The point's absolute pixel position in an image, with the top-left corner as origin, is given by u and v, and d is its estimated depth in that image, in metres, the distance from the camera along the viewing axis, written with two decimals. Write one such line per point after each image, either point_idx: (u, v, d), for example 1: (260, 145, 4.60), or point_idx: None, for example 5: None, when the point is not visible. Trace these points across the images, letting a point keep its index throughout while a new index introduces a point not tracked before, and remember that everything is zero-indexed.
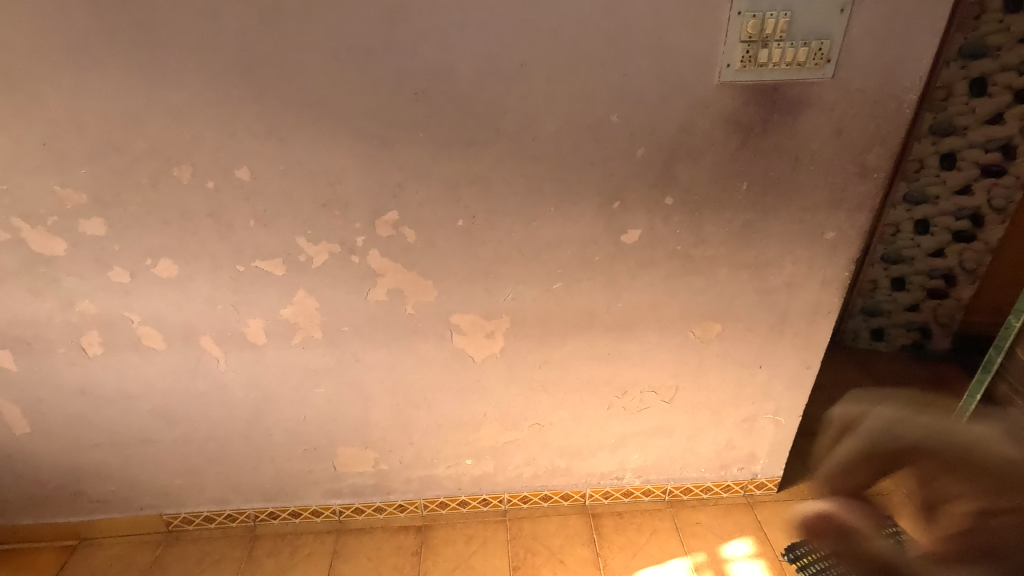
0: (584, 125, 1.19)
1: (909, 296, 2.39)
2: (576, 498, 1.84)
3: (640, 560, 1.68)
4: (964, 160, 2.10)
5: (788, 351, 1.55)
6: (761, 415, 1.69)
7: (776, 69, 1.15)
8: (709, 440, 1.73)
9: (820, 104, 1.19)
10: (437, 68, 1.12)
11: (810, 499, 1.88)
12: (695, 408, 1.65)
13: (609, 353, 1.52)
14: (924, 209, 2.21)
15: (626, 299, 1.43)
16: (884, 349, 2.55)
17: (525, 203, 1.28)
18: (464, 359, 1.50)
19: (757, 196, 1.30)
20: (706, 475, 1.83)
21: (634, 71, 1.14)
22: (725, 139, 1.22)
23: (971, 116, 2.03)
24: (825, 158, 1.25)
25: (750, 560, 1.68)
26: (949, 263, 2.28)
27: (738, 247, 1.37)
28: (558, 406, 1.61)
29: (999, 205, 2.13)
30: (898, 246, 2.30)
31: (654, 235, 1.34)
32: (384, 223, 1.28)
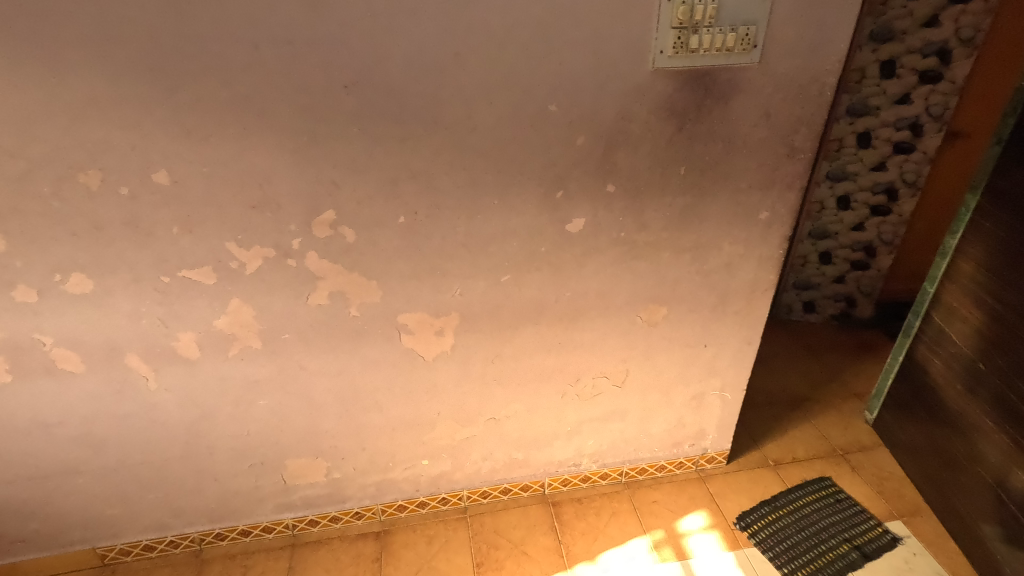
0: (523, 115, 1.18)
1: (835, 268, 2.54)
2: (535, 488, 1.84)
3: (601, 544, 1.71)
4: (878, 138, 2.23)
5: (730, 328, 1.61)
6: (708, 392, 1.74)
7: (706, 54, 1.17)
8: (660, 421, 1.78)
9: (749, 88, 1.23)
10: (369, 59, 1.08)
11: (756, 468, 1.96)
12: (646, 390, 1.69)
13: (560, 343, 1.53)
14: (846, 185, 2.34)
15: (574, 288, 1.44)
16: (816, 320, 2.70)
17: (468, 197, 1.25)
18: (414, 358, 1.47)
19: (694, 180, 1.32)
20: (659, 454, 1.87)
21: (570, 59, 1.13)
22: (662, 125, 1.24)
23: (883, 97, 2.16)
24: (756, 141, 1.29)
25: (706, 533, 1.74)
26: (870, 236, 2.43)
27: (679, 230, 1.40)
28: (513, 398, 1.61)
29: (910, 179, 2.29)
30: (823, 222, 2.43)
31: (598, 222, 1.34)
32: (321, 223, 1.23)
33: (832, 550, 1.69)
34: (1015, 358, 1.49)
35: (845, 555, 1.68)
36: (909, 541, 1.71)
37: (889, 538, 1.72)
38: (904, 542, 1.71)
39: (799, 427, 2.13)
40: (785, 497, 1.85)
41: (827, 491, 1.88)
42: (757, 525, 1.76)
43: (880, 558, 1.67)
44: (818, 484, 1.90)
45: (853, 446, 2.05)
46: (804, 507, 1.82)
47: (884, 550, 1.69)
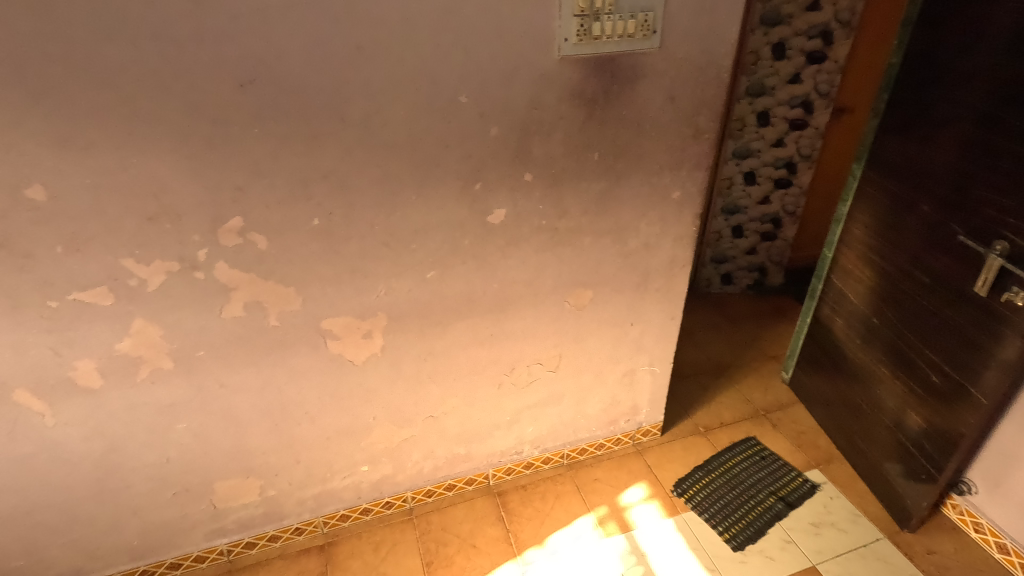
0: (434, 107, 1.16)
1: (747, 240, 2.69)
2: (480, 480, 1.85)
3: (549, 527, 1.74)
4: (776, 116, 2.38)
5: (654, 305, 1.67)
6: (639, 368, 1.81)
7: (610, 41, 1.19)
8: (596, 400, 1.83)
9: (652, 73, 1.27)
10: (265, 55, 1.02)
11: (689, 436, 2.06)
12: (579, 372, 1.73)
13: (491, 334, 1.53)
14: (750, 162, 2.48)
15: (501, 278, 1.44)
16: (734, 291, 2.86)
17: (384, 194, 1.22)
18: (343, 364, 1.42)
19: (608, 165, 1.36)
20: (598, 433, 1.93)
21: (476, 49, 1.12)
22: (573, 112, 1.26)
23: (777, 77, 2.30)
24: (663, 123, 1.34)
25: (646, 503, 1.81)
26: (775, 208, 2.60)
27: (598, 215, 1.43)
28: (449, 394, 1.60)
29: (806, 153, 2.47)
30: (733, 198, 2.56)
31: (518, 212, 1.35)
32: (229, 231, 1.16)
33: (760, 504, 1.81)
34: (902, 310, 1.65)
35: (772, 507, 1.80)
36: (826, 487, 1.86)
37: (809, 486, 1.86)
38: (821, 488, 1.86)
39: (725, 393, 2.26)
40: (716, 460, 1.96)
41: (753, 449, 2.01)
42: (693, 490, 1.85)
43: (802, 506, 1.80)
44: (745, 444, 2.02)
45: (773, 405, 2.20)
46: (733, 468, 1.93)
47: (805, 498, 1.83)
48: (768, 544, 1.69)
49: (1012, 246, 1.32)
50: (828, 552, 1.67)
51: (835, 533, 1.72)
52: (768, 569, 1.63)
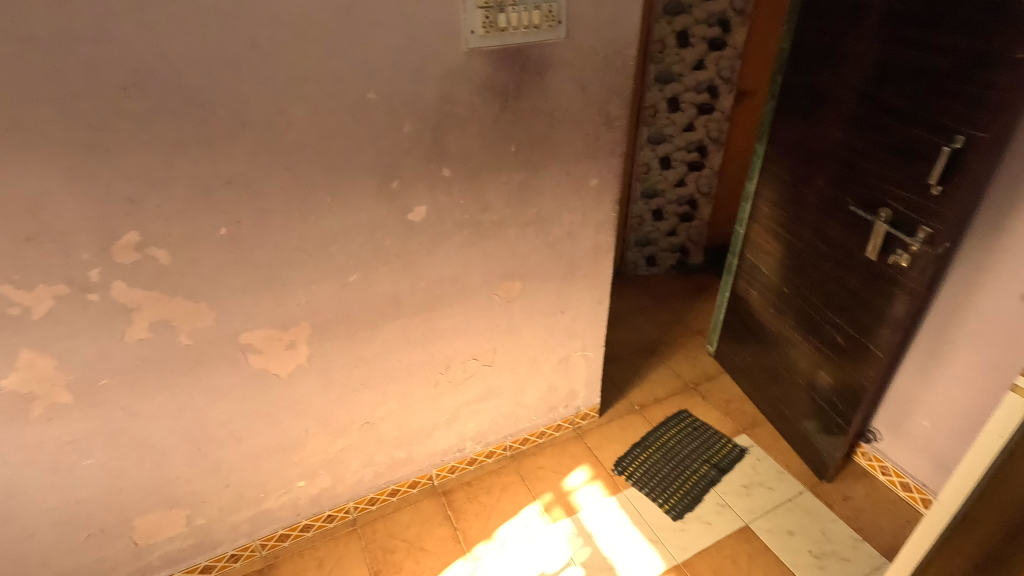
0: (341, 105, 1.12)
1: (667, 222, 2.81)
2: (424, 482, 1.82)
3: (496, 520, 1.75)
4: (685, 102, 2.49)
5: (582, 292, 1.70)
6: (573, 354, 1.84)
7: (516, 32, 1.20)
8: (533, 390, 1.85)
9: (561, 63, 1.28)
10: (148, 56, 0.94)
11: (626, 415, 2.13)
12: (515, 364, 1.74)
13: (422, 334, 1.51)
14: (664, 147, 2.58)
15: (427, 276, 1.42)
16: (659, 272, 2.97)
17: (296, 197, 1.17)
18: (267, 378, 1.36)
19: (525, 156, 1.37)
20: (538, 421, 1.95)
21: (381, 43, 1.09)
22: (486, 105, 1.25)
23: (683, 65, 2.40)
24: (576, 112, 1.36)
25: (590, 485, 1.86)
26: (690, 190, 2.72)
27: (520, 206, 1.44)
28: (384, 399, 1.56)
29: (715, 135, 2.60)
30: (651, 182, 2.66)
31: (439, 208, 1.33)
32: (124, 247, 1.07)
33: (695, 472, 1.90)
34: (808, 278, 1.77)
35: (706, 474, 1.89)
36: (753, 449, 1.98)
37: (738, 451, 1.97)
38: (749, 451, 1.98)
39: (656, 370, 2.35)
40: (652, 435, 2.04)
41: (685, 421, 2.10)
42: (632, 467, 1.91)
43: (733, 470, 1.91)
44: (678, 417, 2.11)
45: (701, 378, 2.31)
46: (669, 441, 2.01)
47: (735, 462, 1.93)
48: (704, 510, 1.78)
49: (894, 212, 1.44)
50: (758, 510, 1.77)
51: (764, 492, 1.83)
52: (707, 534, 1.71)
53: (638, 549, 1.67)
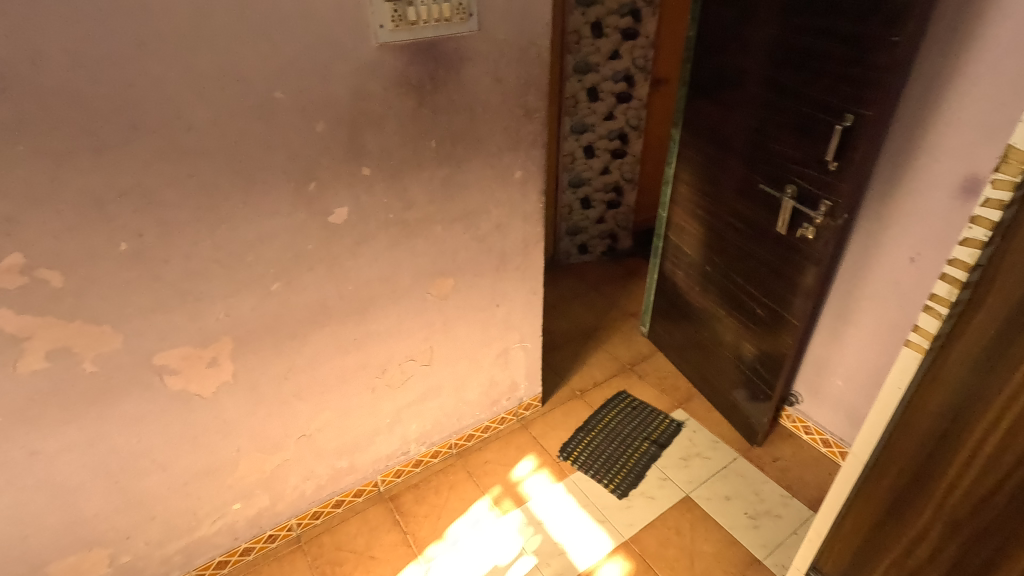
0: (246, 105, 1.06)
1: (596, 210, 2.87)
2: (369, 490, 1.78)
3: (446, 519, 1.74)
4: (603, 91, 2.54)
5: (515, 284, 1.71)
6: (511, 346, 1.85)
7: (427, 26, 1.17)
8: (474, 385, 1.84)
9: (475, 55, 1.27)
10: (16, 58, 0.86)
11: (568, 402, 2.17)
12: (453, 361, 1.73)
13: (355, 338, 1.47)
14: (587, 136, 2.63)
15: (355, 279, 1.38)
16: (591, 259, 3.04)
17: (204, 206, 1.10)
18: (189, 400, 1.28)
19: (447, 151, 1.35)
20: (482, 416, 1.95)
21: (284, 40, 1.04)
22: (402, 101, 1.23)
23: (599, 55, 2.45)
24: (494, 105, 1.36)
25: (537, 474, 1.88)
26: (615, 177, 2.79)
27: (445, 202, 1.42)
28: (319, 409, 1.51)
29: (634, 123, 2.68)
30: (577, 171, 2.71)
31: (361, 209, 1.30)
32: (6, 271, 0.97)
33: (637, 450, 1.96)
34: (727, 256, 1.86)
35: (647, 451, 1.96)
36: (689, 422, 2.07)
37: (675, 425, 2.06)
38: (685, 424, 2.06)
39: (594, 355, 2.40)
40: (594, 419, 2.09)
41: (624, 402, 2.16)
42: (577, 452, 1.95)
43: (672, 444, 1.99)
44: (617, 399, 2.17)
45: (636, 358, 2.39)
46: (610, 423, 2.07)
47: (673, 436, 2.01)
48: (647, 485, 1.84)
49: (799, 188, 1.54)
50: (697, 480, 1.85)
51: (701, 462, 1.92)
52: (651, 508, 1.77)
53: (587, 530, 1.71)
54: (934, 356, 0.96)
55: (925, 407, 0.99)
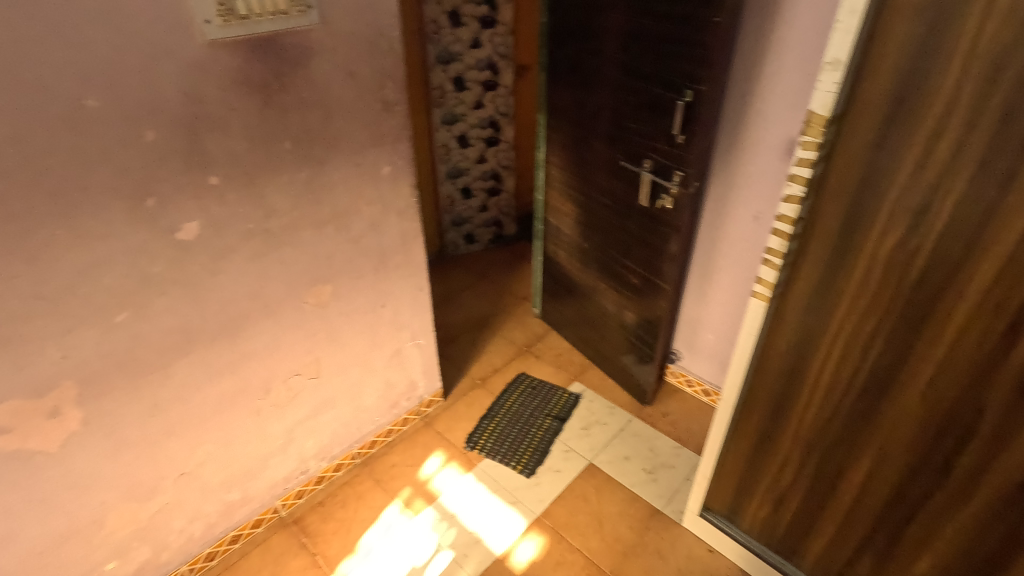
0: (53, 118, 0.93)
1: (477, 198, 2.89)
2: (269, 517, 1.68)
3: (357, 532, 1.68)
4: (469, 81, 2.55)
5: (399, 282, 1.67)
6: (404, 345, 1.81)
7: (262, 20, 1.10)
8: (371, 390, 1.79)
9: (322, 50, 1.21)
10: None
11: (470, 392, 2.18)
12: (344, 369, 1.66)
13: (228, 361, 1.36)
14: (459, 126, 2.63)
15: (218, 298, 1.28)
16: (479, 247, 3.06)
17: (16, 236, 0.96)
18: (32, 458, 1.12)
19: (305, 152, 1.28)
20: (383, 421, 1.90)
21: (90, 41, 0.93)
22: (244, 101, 1.14)
23: (459, 44, 2.45)
24: (350, 100, 1.31)
25: (446, 468, 1.88)
26: (492, 164, 2.82)
27: (310, 205, 1.35)
28: (198, 443, 1.39)
29: (504, 110, 2.71)
30: (453, 162, 2.71)
31: (215, 222, 1.20)
32: None
33: (540, 428, 2.02)
34: (601, 231, 1.96)
35: (550, 427, 2.03)
36: (586, 393, 2.17)
37: (574, 398, 2.14)
38: (583, 395, 2.16)
39: (491, 342, 2.43)
40: (497, 404, 2.12)
41: (524, 383, 2.22)
42: (483, 439, 1.97)
43: (572, 417, 2.07)
44: (517, 381, 2.22)
45: (532, 340, 2.45)
46: (512, 406, 2.11)
47: (573, 409, 2.10)
48: (553, 460, 1.91)
49: (654, 162, 1.65)
50: (598, 446, 1.95)
51: (600, 429, 2.02)
52: (558, 481, 1.84)
53: (500, 514, 1.74)
54: (781, 290, 1.16)
55: (782, 333, 1.20)
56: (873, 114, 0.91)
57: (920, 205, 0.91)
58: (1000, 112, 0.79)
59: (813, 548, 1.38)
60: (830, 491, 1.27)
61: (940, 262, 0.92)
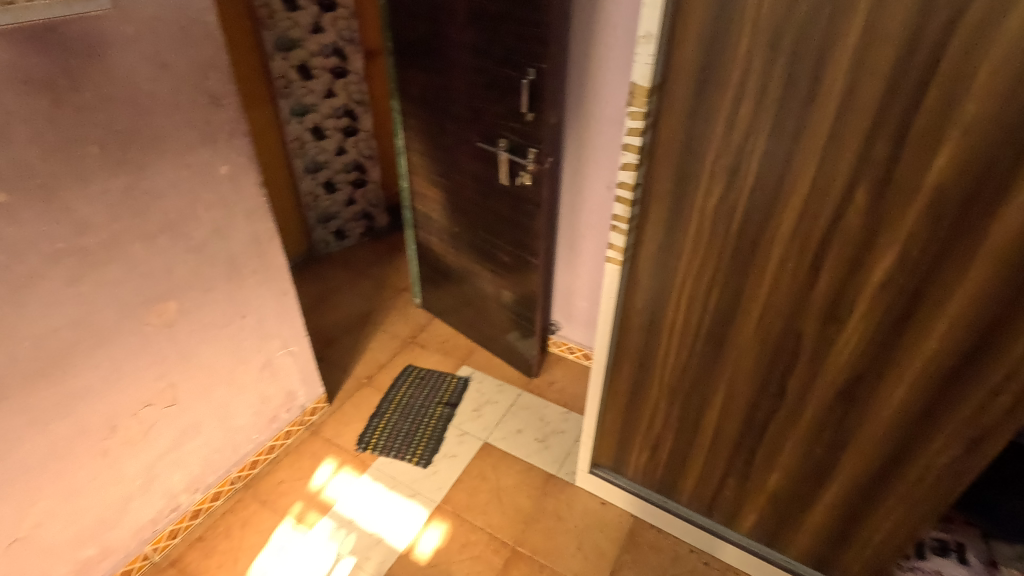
0: None
1: (343, 192, 2.76)
2: (139, 565, 1.52)
3: (245, 559, 1.58)
4: (316, 68, 2.41)
5: (259, 289, 1.55)
6: (276, 355, 1.70)
7: (35, 5, 0.94)
8: (243, 408, 1.66)
9: (121, 39, 1.07)
10: None
11: (357, 392, 2.11)
12: (207, 391, 1.53)
13: (55, 403, 1.19)
14: (311, 117, 2.49)
15: (29, 333, 1.11)
16: (352, 243, 2.94)
17: None
18: None
19: (117, 156, 1.14)
20: (263, 438, 1.78)
21: None
22: (26, 102, 0.98)
23: (299, 29, 2.30)
24: (166, 95, 1.17)
25: (338, 475, 1.81)
26: (354, 155, 2.71)
27: (135, 216, 1.21)
28: (31, 500, 1.21)
29: (358, 98, 2.60)
30: (310, 155, 2.57)
31: (9, 245, 1.03)
32: None
33: (433, 417, 2.01)
34: (469, 214, 1.97)
35: (442, 414, 2.02)
36: (475, 375, 2.19)
37: (464, 382, 2.15)
38: (472, 378, 2.18)
39: (374, 338, 2.36)
40: (386, 400, 2.07)
41: (412, 375, 2.18)
42: (375, 438, 1.92)
43: (464, 400, 2.08)
44: (405, 374, 2.19)
45: (416, 330, 2.41)
46: (402, 399, 2.08)
47: (463, 393, 2.11)
48: (448, 446, 1.91)
49: (509, 140, 1.68)
50: (492, 425, 1.99)
51: (492, 407, 2.05)
52: (455, 466, 1.85)
53: (400, 510, 1.71)
54: (631, 253, 1.24)
55: (637, 292, 1.29)
56: (686, 82, 0.99)
57: (732, 163, 1.01)
58: (783, 75, 0.90)
59: (689, 482, 1.52)
60: (695, 429, 1.40)
61: (755, 212, 1.04)
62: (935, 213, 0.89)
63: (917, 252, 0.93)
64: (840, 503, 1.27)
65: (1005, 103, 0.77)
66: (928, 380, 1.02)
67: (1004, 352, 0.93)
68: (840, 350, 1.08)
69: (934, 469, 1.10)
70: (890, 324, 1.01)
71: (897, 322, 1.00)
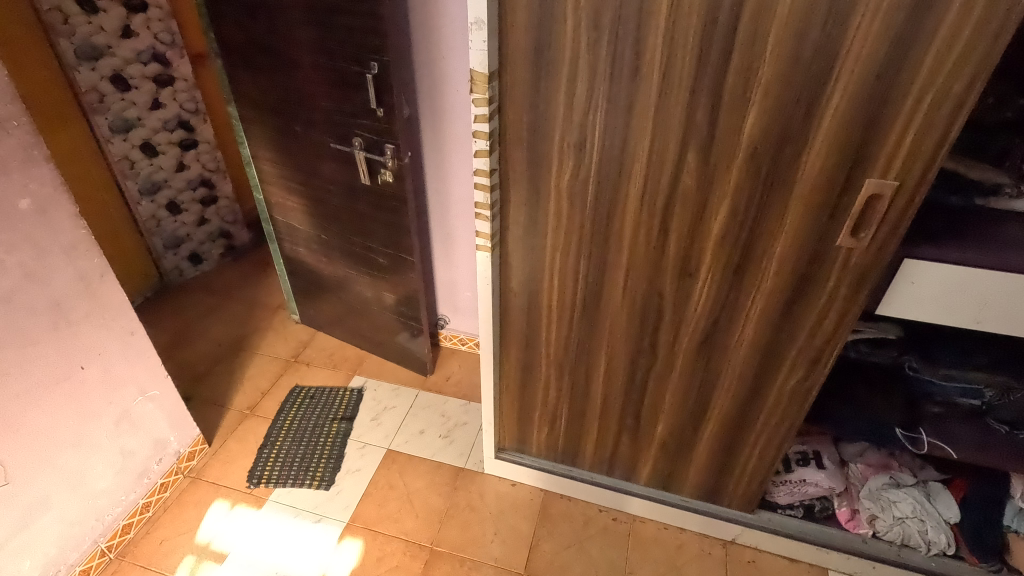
0: None
1: (190, 211, 2.51)
2: None
3: None
4: (134, 78, 2.15)
5: (100, 335, 1.37)
6: (134, 404, 1.51)
7: None
8: (102, 469, 1.47)
9: None
10: None
11: (240, 425, 1.95)
12: (51, 459, 1.33)
13: None
14: (137, 132, 2.22)
15: None
16: (211, 266, 2.69)
17: None
18: None
19: None
20: (133, 497, 1.59)
21: None
22: None
23: (105, 34, 2.02)
24: None
25: (230, 518, 1.66)
26: (197, 170, 2.46)
27: None
28: None
29: (191, 107, 2.35)
30: (144, 175, 2.30)
31: None
32: None
33: (328, 436, 1.91)
34: (334, 219, 1.88)
35: (338, 431, 1.93)
36: (368, 384, 2.11)
37: (356, 394, 2.07)
38: (366, 388, 2.10)
39: (252, 365, 2.19)
40: (274, 428, 1.93)
41: (300, 396, 2.06)
42: (268, 470, 1.79)
43: (359, 412, 2.00)
44: (292, 397, 2.05)
45: (299, 348, 2.27)
46: (292, 424, 1.95)
47: (357, 405, 2.03)
48: (349, 462, 1.83)
49: (364, 139, 1.61)
50: (392, 431, 1.93)
51: (390, 414, 1.99)
52: (360, 481, 1.78)
53: (305, 539, 1.62)
54: (498, 239, 1.25)
55: (512, 275, 1.31)
56: (522, 65, 1.01)
57: (577, 140, 1.05)
58: (609, 52, 0.95)
59: (587, 447, 1.60)
60: (585, 397, 1.47)
61: (605, 184, 1.09)
62: (753, 167, 0.99)
63: (744, 204, 1.03)
64: (717, 438, 1.40)
65: (792, 63, 0.87)
66: (769, 316, 1.15)
67: (823, 282, 1.07)
68: (696, 301, 1.18)
69: (786, 391, 1.24)
70: (732, 272, 1.11)
71: (737, 268, 1.11)
